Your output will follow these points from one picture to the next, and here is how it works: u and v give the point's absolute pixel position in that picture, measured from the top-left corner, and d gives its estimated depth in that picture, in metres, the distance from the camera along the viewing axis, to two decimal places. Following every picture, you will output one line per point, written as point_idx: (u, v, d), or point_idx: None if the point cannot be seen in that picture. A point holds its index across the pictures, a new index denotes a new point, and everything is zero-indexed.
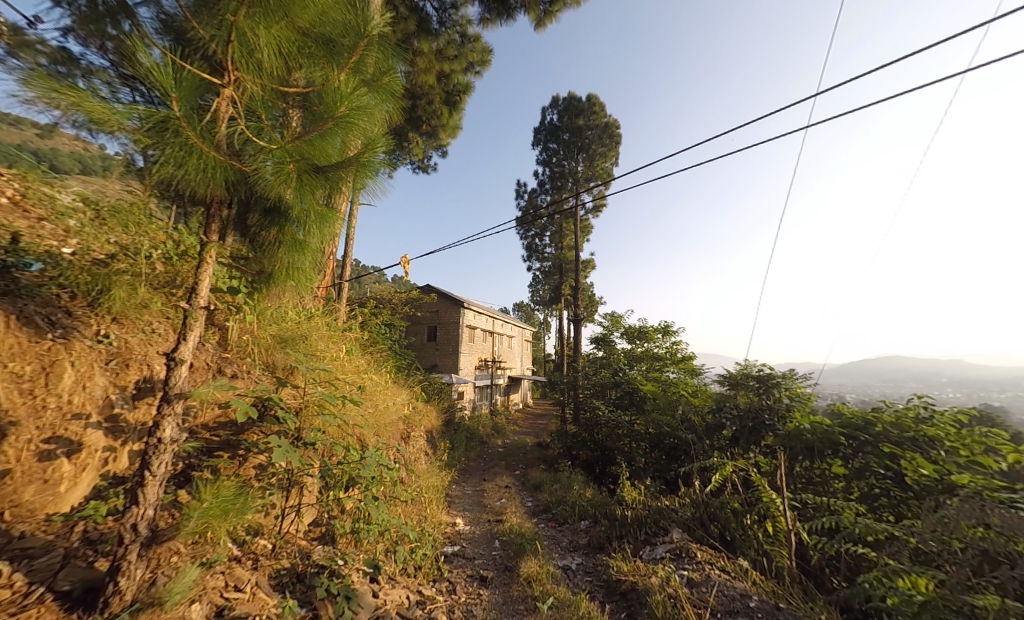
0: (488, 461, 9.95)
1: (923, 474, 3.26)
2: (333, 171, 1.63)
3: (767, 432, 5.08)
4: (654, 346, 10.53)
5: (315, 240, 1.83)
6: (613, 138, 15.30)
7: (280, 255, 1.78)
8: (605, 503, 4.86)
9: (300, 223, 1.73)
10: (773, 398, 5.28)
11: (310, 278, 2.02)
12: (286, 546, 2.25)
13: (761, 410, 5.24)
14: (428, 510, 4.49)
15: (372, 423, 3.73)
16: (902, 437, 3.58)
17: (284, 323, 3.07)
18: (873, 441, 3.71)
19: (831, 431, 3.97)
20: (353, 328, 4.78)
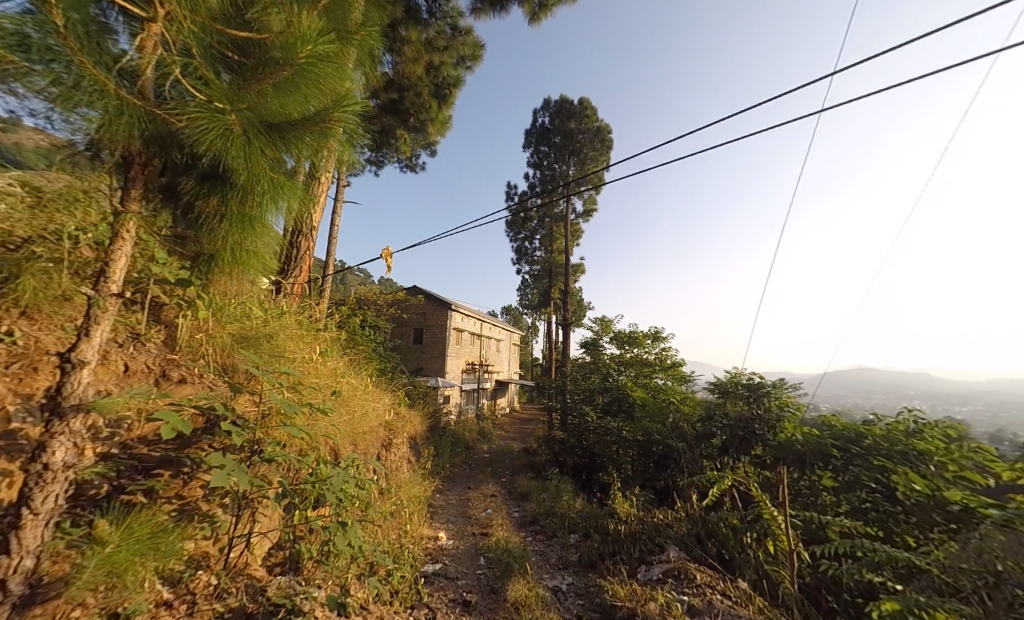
0: (474, 467, 9.62)
1: (914, 489, 3.16)
2: (291, 131, 1.42)
3: (758, 441, 4.95)
4: (643, 351, 10.44)
5: (269, 216, 1.59)
6: (604, 142, 15.29)
7: (226, 231, 1.53)
8: (596, 515, 4.63)
9: (249, 194, 1.47)
10: (765, 405, 5.18)
11: (259, 260, 1.85)
12: (236, 582, 1.89)
13: (753, 418, 5.14)
14: (408, 525, 4.16)
15: (347, 433, 3.40)
16: (891, 449, 3.50)
17: (246, 319, 2.72)
18: (864, 454, 3.65)
19: (824, 444, 3.96)
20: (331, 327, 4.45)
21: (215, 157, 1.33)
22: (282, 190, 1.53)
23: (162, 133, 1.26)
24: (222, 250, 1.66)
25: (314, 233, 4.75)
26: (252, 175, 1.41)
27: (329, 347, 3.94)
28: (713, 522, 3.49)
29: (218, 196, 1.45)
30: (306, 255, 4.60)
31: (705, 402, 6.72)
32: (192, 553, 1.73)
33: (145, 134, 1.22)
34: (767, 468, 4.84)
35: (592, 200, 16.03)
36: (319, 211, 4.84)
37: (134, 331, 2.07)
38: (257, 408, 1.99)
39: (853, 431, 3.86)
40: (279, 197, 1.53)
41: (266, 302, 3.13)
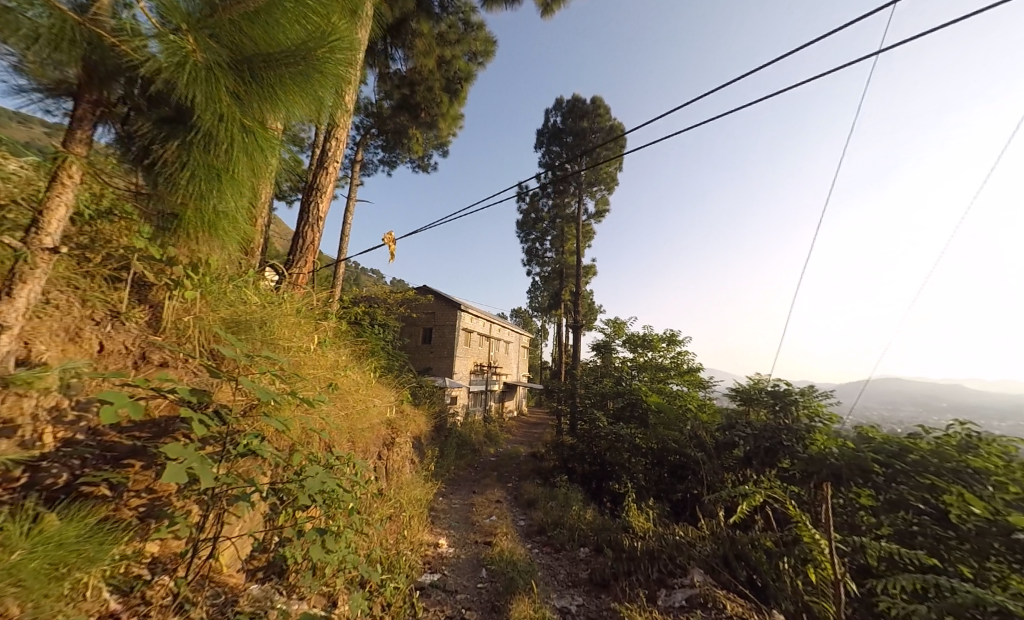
0: (479, 470, 9.35)
1: (973, 513, 2.71)
2: (267, 71, 1.27)
3: (785, 454, 4.51)
4: (658, 355, 10.00)
5: (241, 171, 1.42)
6: (619, 142, 14.96)
7: (186, 185, 1.37)
8: (608, 528, 4.32)
9: (213, 143, 1.31)
10: (794, 416, 4.78)
11: (232, 226, 1.71)
12: (204, 590, 1.61)
13: (778, 428, 4.76)
14: (407, 530, 3.92)
15: (343, 428, 3.19)
16: (942, 465, 3.01)
17: (239, 303, 2.52)
18: (911, 470, 3.11)
19: (864, 458, 3.35)
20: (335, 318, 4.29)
21: (175, 95, 1.18)
22: (258, 140, 1.39)
23: (110, 65, 1.08)
24: (189, 209, 1.50)
25: (320, 224, 4.64)
26: (216, 119, 1.24)
27: (329, 338, 3.76)
28: (743, 545, 3.19)
29: (179, 140, 1.29)
30: (312, 247, 4.48)
31: (725, 410, 6.32)
32: (154, 555, 1.49)
33: (87, 63, 1.05)
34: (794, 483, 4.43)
35: (605, 200, 15.68)
36: (326, 202, 4.72)
37: (114, 309, 1.81)
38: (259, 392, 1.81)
39: (898, 442, 3.31)
40: (256, 148, 1.39)
41: (259, 285, 2.94)
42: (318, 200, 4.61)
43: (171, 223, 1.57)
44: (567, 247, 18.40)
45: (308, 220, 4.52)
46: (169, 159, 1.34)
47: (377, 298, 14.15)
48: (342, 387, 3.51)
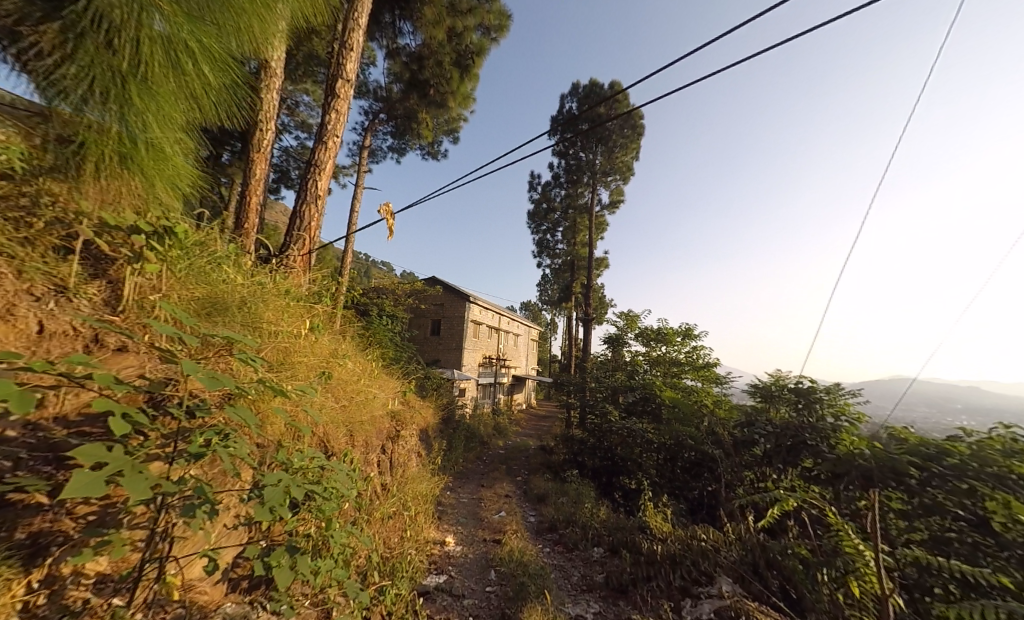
0: (487, 463, 9.21)
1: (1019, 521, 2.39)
2: None
3: (808, 453, 4.22)
4: (673, 349, 9.61)
5: (160, 68, 1.49)
6: (635, 129, 14.42)
7: (92, 89, 1.40)
8: (621, 528, 4.07)
9: (121, 34, 1.34)
10: (818, 415, 4.47)
11: (161, 157, 1.79)
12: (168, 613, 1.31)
13: (802, 426, 4.44)
14: (409, 528, 3.73)
15: (339, 420, 3.01)
16: (983, 470, 2.68)
17: (218, 283, 2.31)
18: (949, 475, 2.78)
19: (900, 462, 3.01)
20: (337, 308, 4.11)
21: None
22: (183, 41, 1.49)
23: None
24: (92, 126, 1.52)
25: (321, 202, 4.49)
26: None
27: (325, 326, 3.57)
28: (774, 553, 2.85)
29: (75, 33, 1.28)
30: (312, 226, 4.35)
31: (743, 406, 6.00)
32: (100, 574, 1.21)
33: None
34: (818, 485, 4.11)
35: (620, 190, 15.17)
36: (326, 179, 4.55)
37: (59, 285, 1.60)
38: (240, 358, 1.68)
39: (934, 444, 2.98)
40: (178, 46, 1.48)
41: (238, 263, 2.75)
42: (317, 176, 4.45)
43: (75, 150, 1.57)
44: (578, 238, 17.98)
45: (306, 198, 4.36)
46: (48, 49, 1.27)
47: (385, 289, 14.04)
48: (339, 378, 3.34)
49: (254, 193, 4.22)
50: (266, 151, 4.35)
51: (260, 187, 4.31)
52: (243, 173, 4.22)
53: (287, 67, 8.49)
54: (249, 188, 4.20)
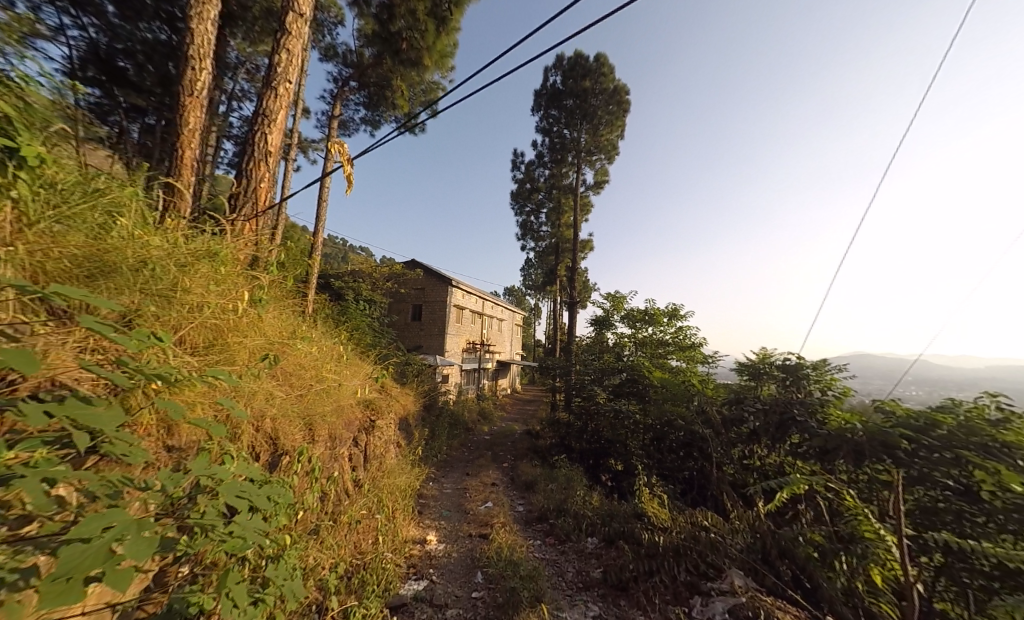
0: (472, 450, 8.93)
1: (1010, 490, 2.22)
2: None
3: (797, 429, 4.10)
4: (659, 330, 9.44)
5: None
6: (620, 105, 13.87)
7: None
8: (614, 517, 3.82)
9: None
10: (806, 390, 4.41)
11: None
12: None
13: (791, 402, 4.31)
14: (382, 528, 3.34)
15: (291, 411, 2.53)
16: (967, 439, 2.47)
17: (110, 241, 1.86)
18: (936, 445, 2.56)
19: (890, 435, 2.75)
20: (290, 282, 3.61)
21: None
22: None
23: None
24: None
25: (273, 159, 3.83)
26: None
27: (269, 305, 3.02)
28: (786, 540, 2.60)
29: None
30: (262, 188, 3.71)
31: (730, 385, 5.87)
32: None
33: None
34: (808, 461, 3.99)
35: (604, 170, 14.72)
36: (278, 133, 3.86)
37: None
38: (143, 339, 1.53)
39: (925, 416, 2.71)
40: None
41: (138, 214, 2.22)
42: (266, 129, 3.76)
43: None
44: (563, 220, 17.48)
45: (254, 154, 3.69)
46: None
47: (362, 273, 13.26)
48: (291, 364, 2.86)
49: (189, 144, 3.49)
50: (201, 95, 3.59)
51: (195, 139, 3.57)
52: (173, 120, 3.47)
53: (243, 26, 7.47)
54: (181, 138, 3.46)
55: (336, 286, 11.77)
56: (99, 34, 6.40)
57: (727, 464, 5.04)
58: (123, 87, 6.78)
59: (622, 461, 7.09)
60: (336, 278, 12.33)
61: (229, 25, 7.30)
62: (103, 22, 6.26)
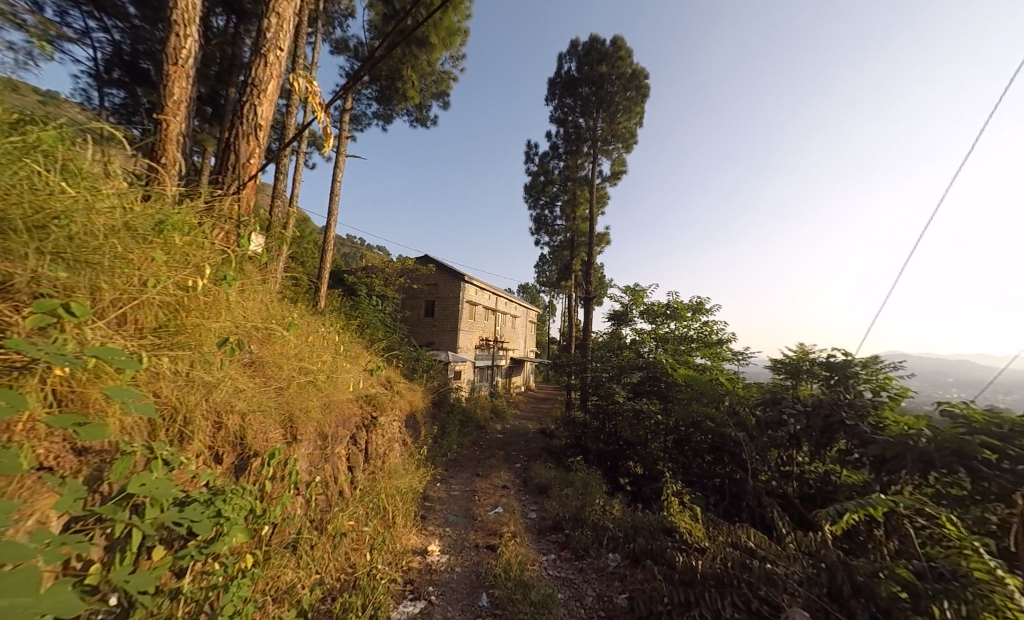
0: (484, 449, 8.63)
1: None
2: None
3: (844, 435, 3.52)
4: (682, 325, 8.81)
5: None
6: (639, 90, 13.12)
7: None
8: (640, 532, 3.36)
9: None
10: (854, 391, 3.84)
11: None
12: None
13: (838, 403, 3.76)
14: (374, 539, 2.99)
15: (267, 404, 2.17)
16: None
17: (22, 192, 1.31)
18: None
19: (969, 443, 2.26)
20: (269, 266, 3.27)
21: None
22: None
23: None
24: None
25: (263, 134, 3.55)
26: None
27: (250, 288, 2.65)
28: (860, 574, 2.09)
29: None
30: (252, 164, 3.43)
31: (764, 384, 5.29)
32: None
33: None
34: (861, 470, 3.40)
35: (622, 159, 14.04)
36: (268, 105, 3.57)
37: None
38: (43, 312, 1.09)
39: (1007, 419, 2.29)
40: None
41: (76, 161, 1.65)
42: (255, 100, 3.46)
43: None
44: (578, 212, 16.88)
45: (241, 126, 3.39)
46: None
47: (375, 268, 13.15)
48: (274, 353, 2.55)
49: (173, 116, 3.18)
50: (186, 64, 3.29)
51: (180, 111, 3.24)
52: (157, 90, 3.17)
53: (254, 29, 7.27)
54: (165, 108, 3.16)
55: (350, 281, 11.72)
56: (122, 37, 6.29)
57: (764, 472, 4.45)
58: (145, 88, 6.81)
59: (643, 464, 6.60)
60: (348, 273, 12.25)
61: (243, 21, 7.07)
62: (127, 25, 6.09)
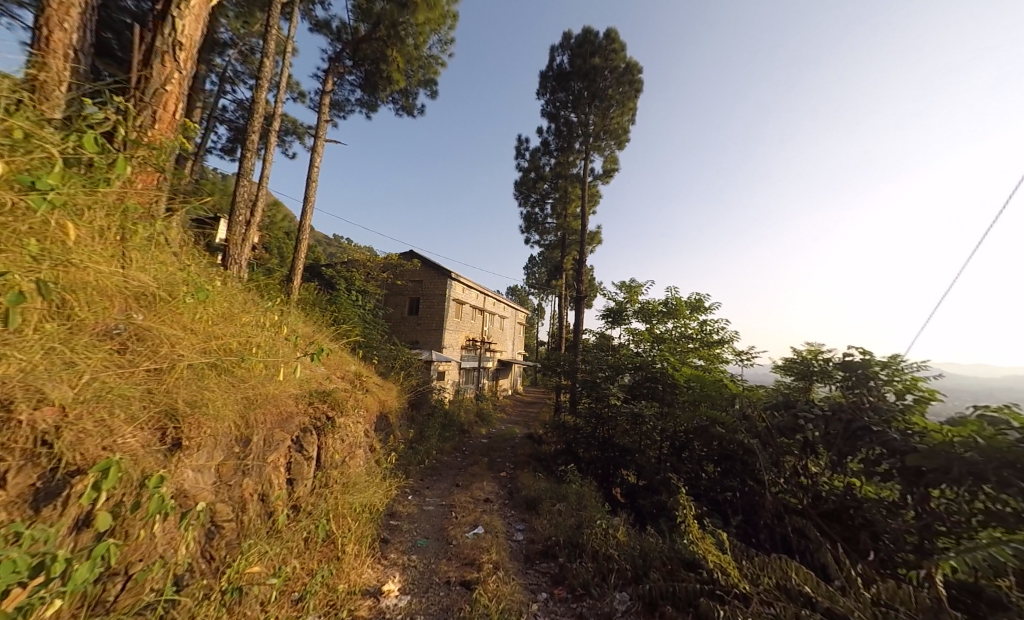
0: (467, 455, 7.89)
1: None
2: None
3: (871, 443, 2.95)
4: (679, 324, 8.28)
5: None
6: (633, 84, 12.63)
7: None
8: (652, 564, 2.76)
9: None
10: (876, 393, 3.23)
11: None
12: None
13: (859, 406, 3.22)
14: (298, 581, 2.23)
15: (117, 390, 1.39)
16: None
17: None
18: None
19: None
20: (173, 229, 2.52)
21: None
22: None
23: None
24: None
25: (186, 57, 2.83)
26: None
27: (122, 229, 1.91)
28: None
29: None
30: (169, 94, 2.70)
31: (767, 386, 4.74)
32: None
33: None
34: (890, 484, 2.88)
35: (615, 157, 13.62)
36: (194, 22, 2.88)
37: None
38: None
39: None
40: None
41: None
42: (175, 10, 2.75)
43: None
44: (570, 210, 16.43)
45: (154, 43, 2.65)
46: None
47: (358, 261, 12.34)
48: (146, 315, 1.81)
49: (60, 22, 2.40)
50: None
51: (70, 13, 2.44)
52: None
53: None
54: (47, 10, 2.36)
55: (328, 273, 10.95)
56: None
57: (776, 484, 3.86)
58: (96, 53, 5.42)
59: (641, 474, 5.99)
60: (328, 266, 11.41)
61: None
62: None
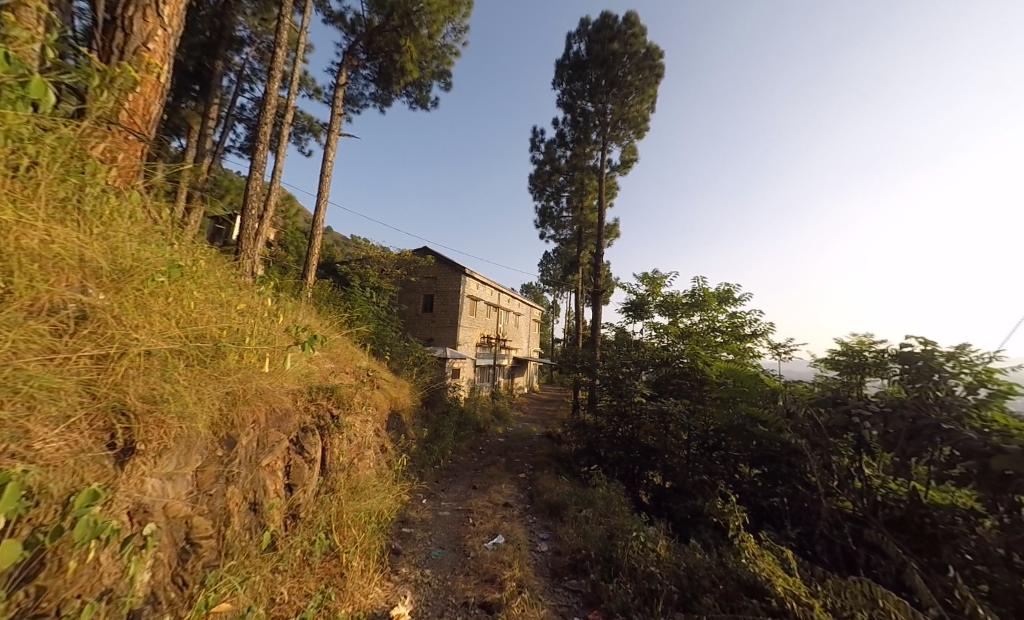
0: (483, 455, 7.57)
1: None
2: None
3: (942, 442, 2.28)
4: (708, 316, 7.68)
5: None
6: (655, 69, 11.93)
7: None
8: (702, 586, 2.35)
9: None
10: (942, 387, 2.52)
11: None
12: None
13: (925, 401, 2.51)
14: (290, 604, 1.93)
15: (38, 381, 1.08)
16: None
17: None
18: None
19: None
20: (146, 205, 2.25)
21: None
22: None
23: None
24: None
25: (172, 10, 2.58)
26: None
27: (76, 196, 1.64)
28: None
29: None
30: (152, 52, 2.45)
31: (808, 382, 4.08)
32: None
33: None
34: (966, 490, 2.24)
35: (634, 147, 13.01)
36: None
37: None
38: None
39: None
40: None
41: None
42: None
43: None
44: (587, 203, 15.91)
45: None
46: None
47: (370, 258, 12.20)
48: (98, 291, 1.52)
49: None
50: None
51: None
52: None
53: None
54: None
55: (341, 270, 10.90)
56: None
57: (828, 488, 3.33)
58: None
59: (672, 476, 5.50)
60: (340, 264, 11.33)
61: None
62: None
